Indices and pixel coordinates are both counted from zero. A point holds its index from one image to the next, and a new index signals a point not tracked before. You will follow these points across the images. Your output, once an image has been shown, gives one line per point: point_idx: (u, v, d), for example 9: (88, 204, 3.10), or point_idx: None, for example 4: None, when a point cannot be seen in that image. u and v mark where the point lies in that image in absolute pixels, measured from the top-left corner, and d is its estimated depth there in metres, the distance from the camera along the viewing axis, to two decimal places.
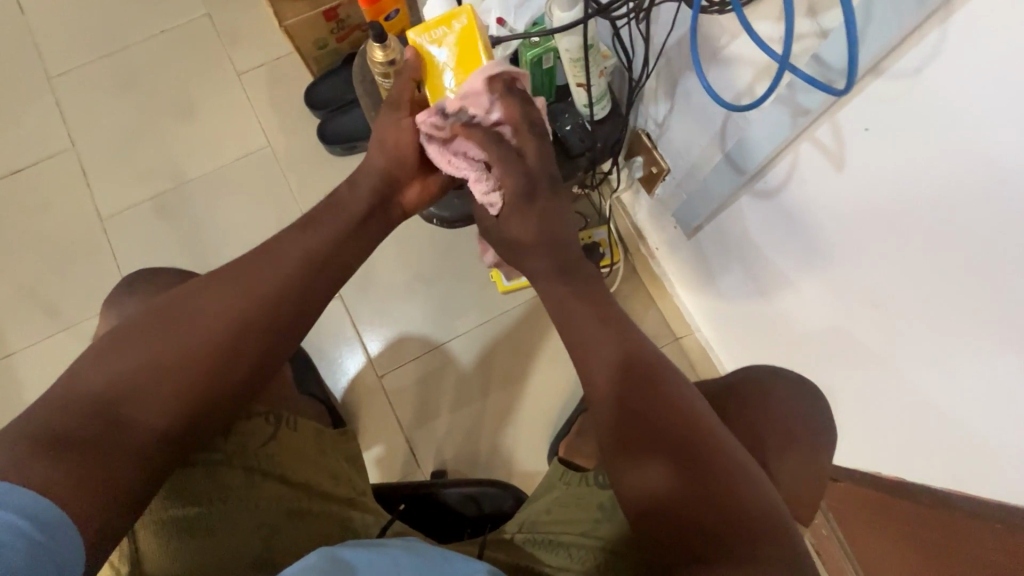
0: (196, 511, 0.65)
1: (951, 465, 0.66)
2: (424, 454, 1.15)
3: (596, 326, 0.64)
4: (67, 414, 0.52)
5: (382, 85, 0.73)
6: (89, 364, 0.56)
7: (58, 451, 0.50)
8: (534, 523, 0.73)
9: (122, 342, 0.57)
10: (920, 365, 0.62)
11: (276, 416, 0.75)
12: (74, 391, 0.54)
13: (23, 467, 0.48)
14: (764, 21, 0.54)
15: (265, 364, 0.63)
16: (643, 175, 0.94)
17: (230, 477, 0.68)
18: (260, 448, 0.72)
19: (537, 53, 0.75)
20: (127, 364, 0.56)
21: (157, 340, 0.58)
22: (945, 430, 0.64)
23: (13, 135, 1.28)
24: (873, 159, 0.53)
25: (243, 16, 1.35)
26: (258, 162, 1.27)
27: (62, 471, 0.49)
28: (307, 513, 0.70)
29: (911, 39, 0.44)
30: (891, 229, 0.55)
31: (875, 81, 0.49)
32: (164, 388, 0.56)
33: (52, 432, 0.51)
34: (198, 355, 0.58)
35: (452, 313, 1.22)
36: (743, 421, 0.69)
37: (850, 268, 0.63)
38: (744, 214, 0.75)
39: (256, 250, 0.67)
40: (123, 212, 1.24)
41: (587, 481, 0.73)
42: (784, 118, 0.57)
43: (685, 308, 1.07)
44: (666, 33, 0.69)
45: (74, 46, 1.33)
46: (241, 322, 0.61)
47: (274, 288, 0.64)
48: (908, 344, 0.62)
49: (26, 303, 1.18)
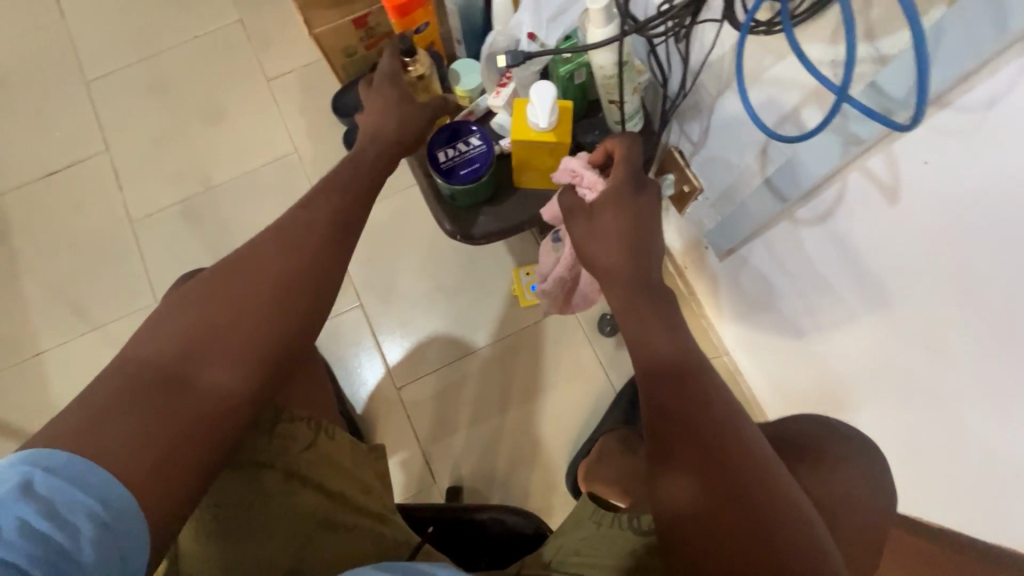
0: (236, 510, 0.64)
1: (1005, 517, 0.61)
2: (440, 468, 1.14)
3: (646, 315, 0.59)
4: (128, 380, 0.49)
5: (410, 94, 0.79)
6: (148, 331, 0.53)
7: (119, 417, 0.47)
8: (562, 561, 0.69)
9: (181, 308, 0.55)
10: (978, 412, 0.57)
11: (317, 424, 0.70)
12: (132, 360, 0.51)
13: (92, 441, 0.45)
14: (816, 44, 0.51)
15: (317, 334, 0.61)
16: (673, 193, 0.90)
17: (271, 481, 0.66)
18: (302, 454, 0.68)
19: (568, 70, 0.73)
20: (180, 337, 0.53)
21: (217, 310, 0.55)
22: (996, 478, 0.59)
23: (49, 136, 1.31)
24: (932, 194, 0.49)
25: (274, 22, 1.36)
26: (285, 168, 1.28)
27: (123, 436, 0.46)
28: (339, 525, 0.67)
29: (981, 72, 0.41)
30: (959, 264, 0.50)
31: (940, 113, 0.45)
32: (221, 357, 0.53)
33: (114, 403, 0.48)
34: (253, 323, 0.55)
35: (473, 326, 1.20)
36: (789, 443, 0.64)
37: (906, 305, 0.58)
38: (782, 239, 0.72)
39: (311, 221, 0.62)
40: (152, 215, 1.26)
41: (622, 524, 0.71)
42: (834, 146, 0.54)
43: (717, 332, 1.02)
44: (706, 50, 0.66)
45: (111, 50, 1.36)
46: (300, 296, 0.58)
47: (323, 261, 0.60)
48: (961, 387, 0.57)
49: (57, 303, 1.21)
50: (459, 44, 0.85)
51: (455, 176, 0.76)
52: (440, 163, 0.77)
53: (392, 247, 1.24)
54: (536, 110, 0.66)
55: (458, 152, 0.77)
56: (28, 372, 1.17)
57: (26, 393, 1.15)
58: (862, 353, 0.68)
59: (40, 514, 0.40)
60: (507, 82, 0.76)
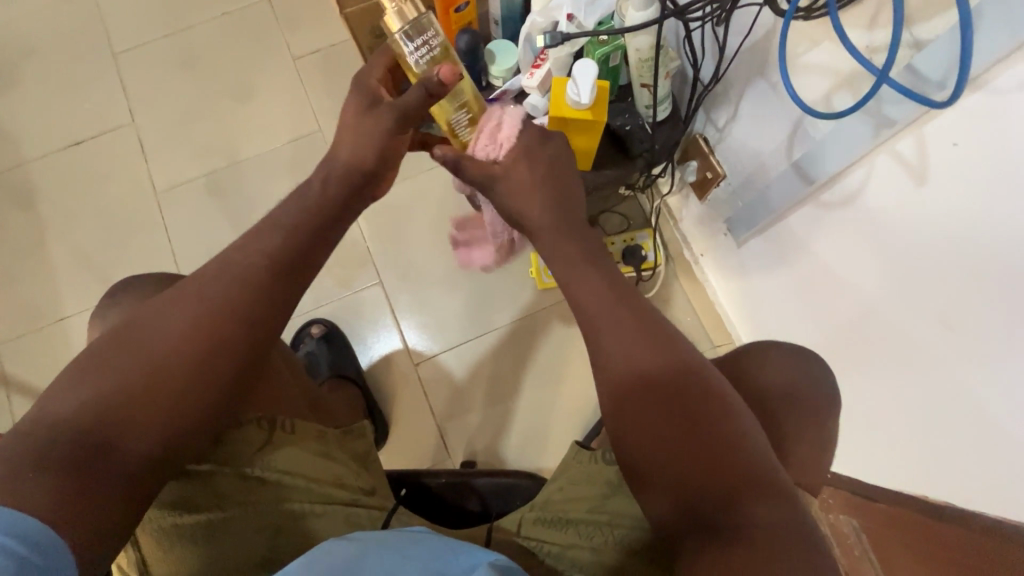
0: (194, 521, 0.65)
1: (991, 493, 0.63)
2: (455, 444, 1.16)
3: (611, 314, 0.58)
4: (52, 436, 0.49)
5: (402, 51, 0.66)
6: (66, 379, 0.52)
7: (37, 472, 0.46)
8: (547, 500, 0.70)
9: (101, 354, 0.53)
10: (982, 372, 0.59)
11: (270, 421, 0.72)
12: (57, 403, 0.50)
13: (13, 494, 0.45)
14: (854, 29, 0.54)
15: (250, 349, 0.58)
16: (696, 179, 0.94)
17: (226, 484, 0.67)
18: (254, 454, 0.69)
19: (605, 52, 0.75)
20: (108, 379, 0.51)
21: (137, 354, 0.53)
22: (996, 450, 0.61)
23: (77, 106, 1.32)
24: (958, 175, 0.52)
25: (302, 3, 1.38)
26: (309, 146, 1.30)
27: (43, 490, 0.46)
28: (306, 515, 0.69)
29: (1011, 57, 0.44)
30: (976, 228, 0.53)
31: (973, 95, 0.47)
32: (147, 403, 0.52)
33: (40, 457, 0.47)
34: (176, 361, 0.54)
35: (489, 307, 1.22)
36: (760, 398, 0.65)
37: (919, 267, 0.60)
38: (804, 224, 0.74)
39: (231, 249, 0.60)
40: (177, 187, 1.28)
41: (596, 458, 0.70)
42: (866, 129, 0.57)
43: (728, 319, 1.05)
44: (740, 37, 0.69)
45: (140, 24, 1.37)
46: (234, 323, 0.57)
47: (261, 284, 0.59)
48: (970, 350, 0.59)
49: (82, 269, 1.23)
50: (495, 26, 0.87)
51: None
52: None
53: (412, 227, 1.26)
54: (582, 90, 0.67)
55: None
56: (51, 336, 1.19)
57: (49, 358, 1.17)
58: (870, 330, 0.71)
59: None
60: (541, 62, 0.78)
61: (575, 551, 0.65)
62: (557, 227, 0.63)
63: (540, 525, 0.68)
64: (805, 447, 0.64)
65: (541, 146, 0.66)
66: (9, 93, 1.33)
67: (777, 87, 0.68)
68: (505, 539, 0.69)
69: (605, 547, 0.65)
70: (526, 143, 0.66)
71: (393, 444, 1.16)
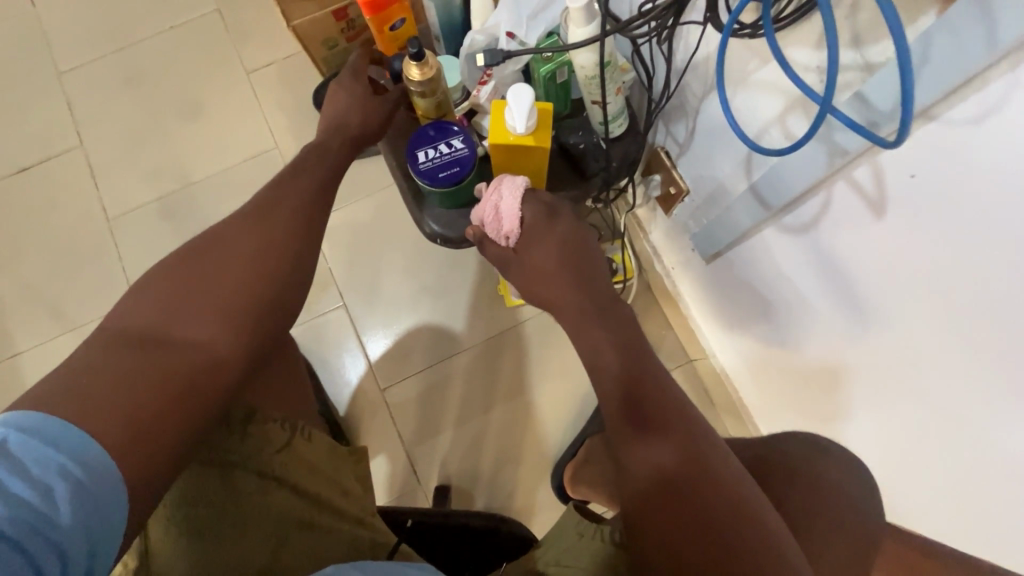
0: (208, 511, 0.64)
1: (972, 528, 0.60)
2: (425, 470, 1.12)
3: (596, 299, 0.68)
4: (107, 355, 0.53)
5: (418, 101, 0.71)
6: (126, 310, 0.58)
7: (98, 384, 0.50)
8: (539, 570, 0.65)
9: (156, 294, 0.59)
10: (952, 410, 0.56)
11: (291, 424, 0.71)
12: (110, 329, 0.56)
13: (69, 406, 0.48)
14: (801, 49, 0.49)
15: (287, 290, 0.65)
16: (660, 194, 0.89)
17: (243, 480, 0.66)
18: (274, 455, 0.68)
19: (550, 69, 0.71)
20: (159, 312, 0.58)
21: (190, 293, 0.59)
22: (975, 486, 0.58)
23: (21, 130, 1.26)
24: (917, 210, 0.47)
25: (254, 13, 1.32)
26: (266, 164, 1.25)
27: (101, 402, 0.49)
28: (319, 526, 0.66)
29: (966, 86, 0.39)
30: (937, 265, 0.49)
31: (926, 126, 0.43)
32: (195, 337, 0.58)
33: (97, 370, 0.51)
34: (223, 299, 0.61)
35: (458, 326, 1.18)
36: (782, 469, 0.67)
37: (882, 300, 0.57)
38: (768, 247, 0.70)
39: (262, 208, 0.68)
40: (128, 213, 1.22)
41: (603, 537, 0.64)
42: (819, 157, 0.52)
43: (701, 332, 1.01)
44: (691, 51, 0.64)
45: (85, 41, 1.31)
46: (268, 297, 0.64)
47: (290, 269, 0.66)
48: (943, 386, 0.56)
49: (31, 302, 1.18)
50: (437, 42, 0.82)
51: (435, 179, 0.73)
52: (420, 164, 0.73)
53: (375, 246, 1.22)
54: (517, 117, 0.62)
55: (438, 154, 0.73)
56: (3, 373, 1.14)
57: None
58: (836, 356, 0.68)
59: (12, 472, 0.42)
60: (487, 79, 0.74)
61: None
62: (557, 266, 0.70)
63: None
64: None
65: (549, 225, 0.71)
66: None
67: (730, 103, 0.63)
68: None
69: None
70: (533, 223, 0.71)
71: None
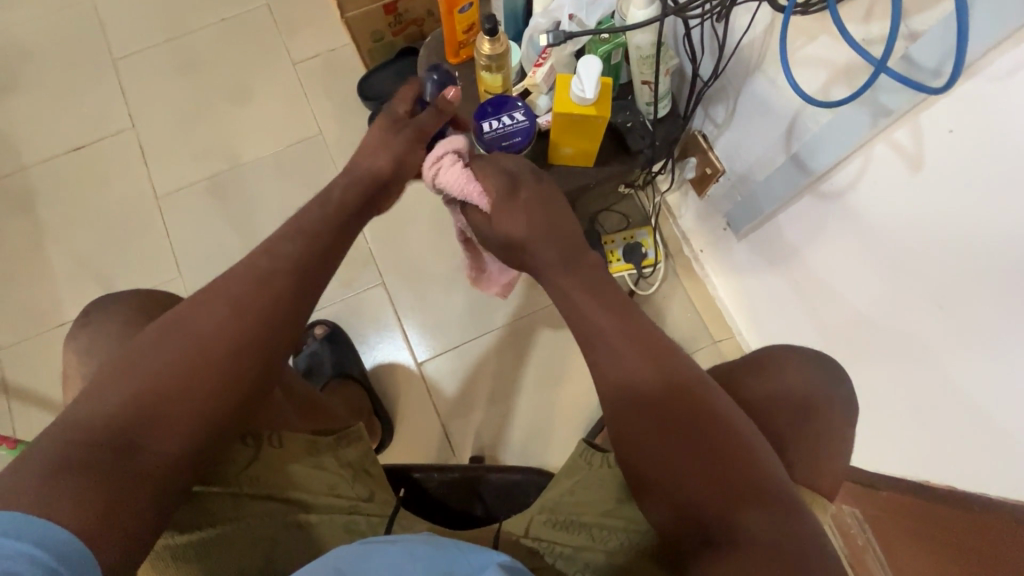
0: (189, 541, 0.61)
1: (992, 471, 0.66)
2: (459, 442, 1.16)
3: (620, 340, 0.60)
4: (77, 446, 0.49)
5: (483, 74, 0.80)
6: (89, 393, 0.53)
7: (61, 481, 0.47)
8: (556, 503, 0.65)
9: (122, 363, 0.54)
10: (969, 358, 0.62)
11: (253, 436, 0.63)
12: (72, 417, 0.51)
13: (40, 503, 0.45)
14: (851, 22, 0.56)
15: (271, 361, 0.60)
16: (695, 175, 0.96)
17: (214, 504, 0.62)
18: (241, 474, 0.63)
19: (606, 50, 0.77)
20: (124, 390, 0.53)
21: (155, 365, 0.54)
22: (985, 429, 0.64)
23: (76, 112, 1.32)
24: (954, 159, 0.54)
25: (302, 9, 1.39)
26: (310, 149, 1.30)
27: (69, 501, 0.46)
28: (309, 525, 0.65)
29: (1003, 45, 0.46)
30: (971, 216, 0.55)
31: (968, 82, 0.50)
32: (173, 417, 0.53)
33: (65, 462, 0.48)
34: (197, 373, 0.55)
35: (492, 306, 1.23)
36: (805, 429, 0.64)
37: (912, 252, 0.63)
38: (802, 214, 0.77)
39: (243, 267, 0.62)
40: (177, 191, 1.28)
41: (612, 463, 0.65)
42: (863, 117, 0.59)
43: (729, 314, 1.06)
44: (738, 35, 0.72)
45: (140, 30, 1.38)
46: (240, 364, 0.57)
47: (275, 349, 0.60)
48: (957, 332, 0.62)
49: (81, 273, 1.22)
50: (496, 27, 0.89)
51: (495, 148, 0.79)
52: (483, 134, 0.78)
53: (413, 230, 1.27)
54: (586, 85, 0.71)
55: (501, 125, 0.78)
56: (50, 342, 1.18)
57: (48, 365, 1.16)
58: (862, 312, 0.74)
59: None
60: (542, 62, 0.80)
61: (587, 552, 0.63)
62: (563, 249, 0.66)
63: (551, 529, 0.64)
64: (805, 448, 0.63)
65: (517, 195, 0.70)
66: (9, 98, 1.33)
67: (777, 80, 0.70)
68: (512, 541, 0.65)
69: (617, 549, 0.63)
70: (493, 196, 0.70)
71: (398, 443, 1.16)
